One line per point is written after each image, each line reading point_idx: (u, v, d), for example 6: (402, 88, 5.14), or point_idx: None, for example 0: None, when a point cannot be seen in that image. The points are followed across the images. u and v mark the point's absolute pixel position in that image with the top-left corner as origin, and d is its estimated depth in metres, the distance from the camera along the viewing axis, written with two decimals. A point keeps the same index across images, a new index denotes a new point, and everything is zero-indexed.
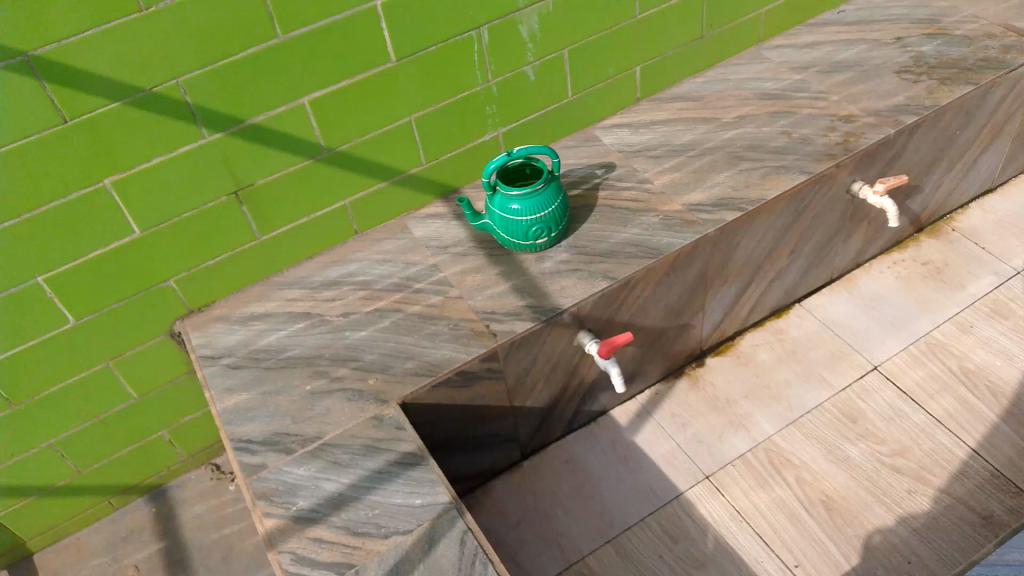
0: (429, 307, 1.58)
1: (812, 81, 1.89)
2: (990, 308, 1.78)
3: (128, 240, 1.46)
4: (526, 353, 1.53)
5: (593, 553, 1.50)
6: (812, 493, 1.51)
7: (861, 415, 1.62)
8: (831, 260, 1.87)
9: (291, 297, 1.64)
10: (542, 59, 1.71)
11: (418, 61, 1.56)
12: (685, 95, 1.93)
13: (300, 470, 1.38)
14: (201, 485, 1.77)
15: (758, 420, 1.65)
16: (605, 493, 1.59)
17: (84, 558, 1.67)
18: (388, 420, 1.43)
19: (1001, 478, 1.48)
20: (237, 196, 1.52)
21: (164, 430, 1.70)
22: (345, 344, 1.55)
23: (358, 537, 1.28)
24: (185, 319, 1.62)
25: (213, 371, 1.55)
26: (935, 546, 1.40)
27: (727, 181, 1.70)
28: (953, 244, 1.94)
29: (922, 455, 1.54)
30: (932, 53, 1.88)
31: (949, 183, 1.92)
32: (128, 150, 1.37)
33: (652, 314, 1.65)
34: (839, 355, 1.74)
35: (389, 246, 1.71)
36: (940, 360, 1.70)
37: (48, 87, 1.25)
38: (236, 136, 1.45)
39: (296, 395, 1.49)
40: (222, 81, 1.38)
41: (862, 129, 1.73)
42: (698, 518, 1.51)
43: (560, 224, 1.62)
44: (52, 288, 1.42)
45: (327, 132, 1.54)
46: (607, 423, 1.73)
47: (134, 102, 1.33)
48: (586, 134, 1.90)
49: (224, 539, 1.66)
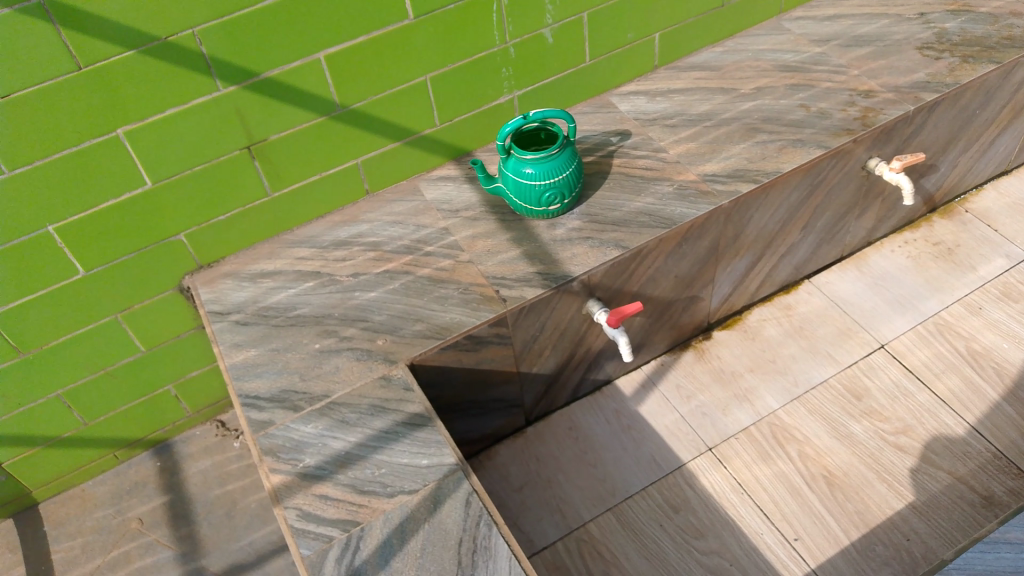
0: (440, 270, 1.56)
1: (832, 54, 1.92)
2: (1000, 291, 1.90)
3: (137, 192, 1.44)
4: (535, 320, 1.52)
5: (594, 519, 1.60)
6: (813, 467, 1.64)
7: (865, 393, 1.75)
8: (843, 237, 1.96)
9: (300, 256, 1.63)
10: (560, 22, 1.70)
11: (435, 19, 1.54)
12: (704, 64, 1.96)
13: (306, 427, 1.36)
14: (206, 441, 1.81)
15: (763, 394, 1.77)
16: (607, 462, 1.69)
17: (89, 509, 1.71)
18: (396, 379, 1.41)
19: (1003, 460, 1.60)
20: (249, 151, 1.51)
21: (170, 386, 1.72)
22: (354, 305, 1.53)
23: (364, 495, 1.26)
24: (194, 274, 1.62)
25: (221, 327, 1.54)
26: (935, 524, 1.53)
27: (743, 152, 1.70)
28: (965, 226, 2.06)
29: (925, 434, 1.66)
30: (956, 30, 1.94)
31: (966, 162, 2.02)
32: (140, 100, 1.35)
33: (661, 285, 1.67)
34: (847, 332, 1.86)
35: (399, 209, 1.70)
36: (948, 341, 1.82)
37: (62, 33, 1.23)
38: (249, 90, 1.44)
39: (304, 353, 1.47)
40: (238, 33, 1.36)
41: (881, 104, 1.76)
42: (704, 490, 1.62)
43: (574, 191, 1.59)
44: (61, 237, 1.41)
45: (341, 89, 1.53)
46: (612, 392, 1.82)
47: (148, 52, 1.31)
48: (602, 99, 1.91)
49: (228, 495, 1.71)
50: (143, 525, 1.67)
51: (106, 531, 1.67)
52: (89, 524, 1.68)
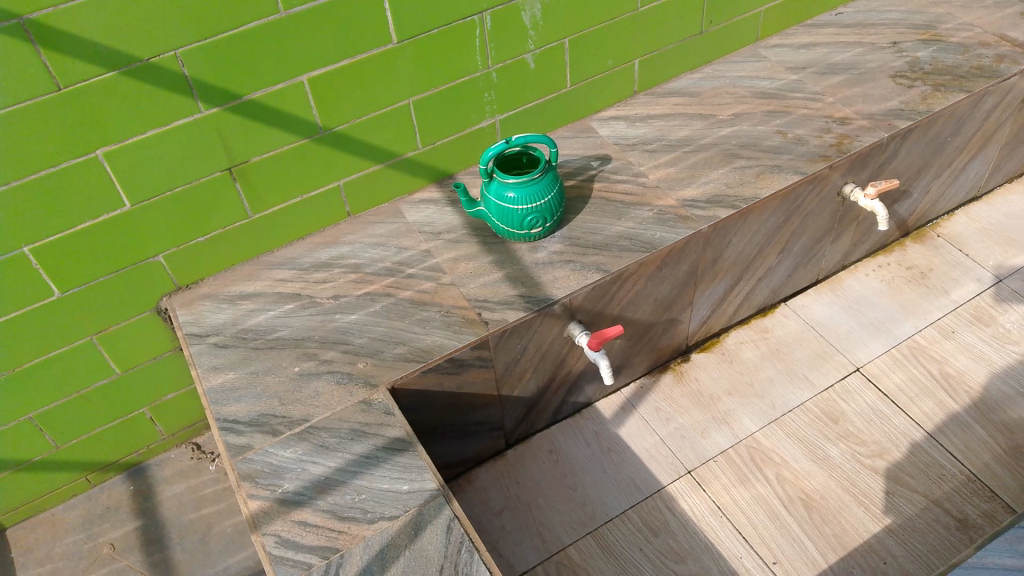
0: (421, 293, 1.56)
1: (808, 82, 1.96)
2: (972, 315, 1.94)
3: (117, 213, 1.43)
4: (516, 342, 1.52)
5: (574, 543, 1.60)
6: (791, 490, 1.65)
7: (842, 415, 1.77)
8: (819, 261, 1.99)
9: (280, 278, 1.63)
10: (542, 47, 1.72)
11: (417, 44, 1.55)
12: (683, 90, 1.98)
13: (285, 452, 1.35)
14: (181, 464, 1.78)
15: (741, 416, 1.79)
16: (588, 485, 1.69)
17: (59, 534, 1.68)
18: (377, 404, 1.40)
19: (977, 482, 1.63)
20: (230, 172, 1.51)
21: (146, 408, 1.70)
22: (334, 328, 1.52)
23: (344, 522, 1.25)
24: (172, 295, 1.60)
25: (199, 349, 1.52)
26: (911, 547, 1.55)
27: (721, 178, 1.72)
28: (938, 250, 2.10)
29: (900, 456, 1.69)
30: (928, 60, 1.98)
31: (938, 188, 2.06)
32: (120, 122, 1.34)
33: (641, 308, 1.68)
34: (823, 355, 1.89)
35: (381, 230, 1.70)
36: (922, 364, 1.84)
37: (42, 53, 1.22)
38: (230, 112, 1.43)
39: (284, 376, 1.46)
40: (220, 55, 1.36)
41: (856, 131, 1.80)
42: (684, 513, 1.63)
43: (555, 215, 1.60)
44: (38, 258, 1.39)
45: (324, 111, 1.54)
46: (591, 414, 1.83)
47: (129, 72, 1.30)
48: (583, 124, 1.92)
49: (203, 519, 1.69)
50: (115, 551, 1.64)
51: (77, 557, 1.64)
52: (60, 550, 1.65)
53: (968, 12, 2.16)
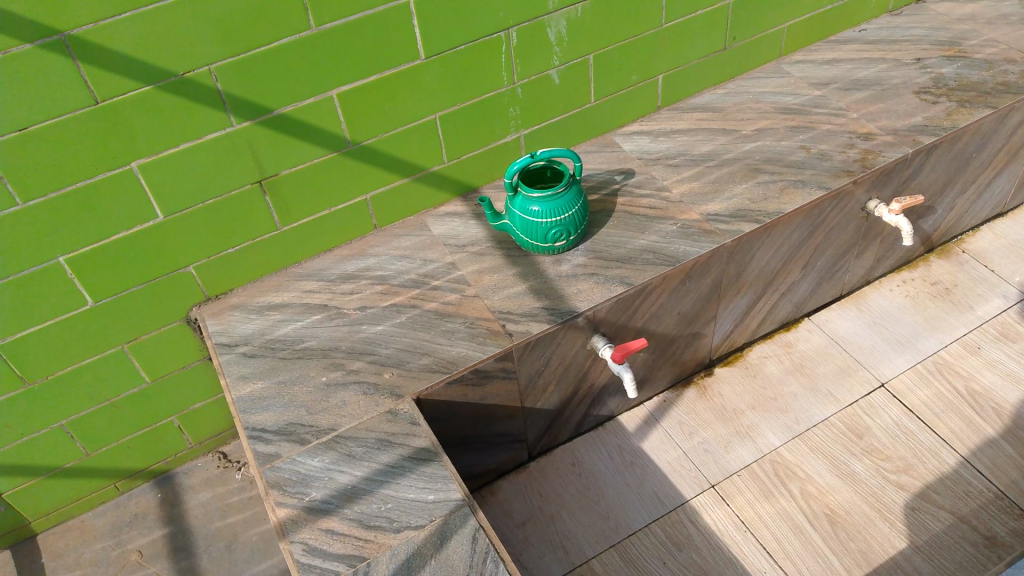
0: (446, 304, 1.58)
1: (832, 98, 1.96)
2: (998, 331, 1.92)
3: (150, 224, 1.46)
4: (540, 354, 1.53)
5: (597, 557, 1.60)
6: (815, 505, 1.64)
7: (867, 431, 1.76)
8: (844, 276, 1.99)
9: (308, 289, 1.65)
10: (567, 63, 1.74)
11: (446, 59, 1.57)
12: (706, 105, 1.99)
13: (312, 460, 1.37)
14: (208, 473, 1.80)
15: (765, 431, 1.78)
16: (610, 498, 1.69)
17: (88, 540, 1.70)
18: (403, 413, 1.42)
19: (1005, 500, 1.61)
20: (260, 185, 1.54)
21: (174, 417, 1.72)
22: (361, 338, 1.54)
23: (370, 530, 1.26)
24: (202, 306, 1.63)
25: (229, 359, 1.54)
26: (937, 564, 1.53)
27: (744, 193, 1.73)
28: (962, 266, 2.09)
29: (927, 473, 1.67)
30: (952, 76, 1.98)
31: (963, 204, 2.05)
32: (154, 135, 1.37)
33: (665, 321, 1.68)
34: (847, 371, 1.88)
35: (407, 243, 1.72)
36: (947, 381, 1.83)
37: (81, 67, 1.25)
38: (263, 125, 1.46)
39: (311, 386, 1.48)
40: (252, 71, 1.39)
41: (881, 147, 1.80)
42: (707, 527, 1.62)
43: (579, 228, 1.62)
44: (73, 268, 1.42)
45: (354, 126, 1.56)
46: (614, 428, 1.83)
47: (164, 86, 1.33)
48: (606, 139, 1.94)
49: (229, 527, 1.70)
50: (142, 558, 1.66)
51: (105, 563, 1.65)
52: (88, 556, 1.67)
53: (992, 28, 2.16)
